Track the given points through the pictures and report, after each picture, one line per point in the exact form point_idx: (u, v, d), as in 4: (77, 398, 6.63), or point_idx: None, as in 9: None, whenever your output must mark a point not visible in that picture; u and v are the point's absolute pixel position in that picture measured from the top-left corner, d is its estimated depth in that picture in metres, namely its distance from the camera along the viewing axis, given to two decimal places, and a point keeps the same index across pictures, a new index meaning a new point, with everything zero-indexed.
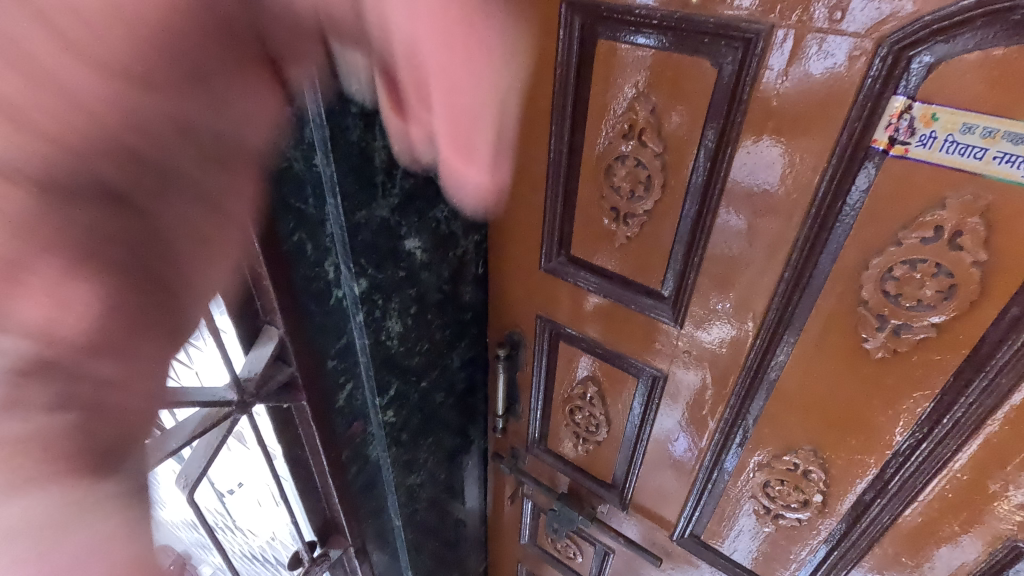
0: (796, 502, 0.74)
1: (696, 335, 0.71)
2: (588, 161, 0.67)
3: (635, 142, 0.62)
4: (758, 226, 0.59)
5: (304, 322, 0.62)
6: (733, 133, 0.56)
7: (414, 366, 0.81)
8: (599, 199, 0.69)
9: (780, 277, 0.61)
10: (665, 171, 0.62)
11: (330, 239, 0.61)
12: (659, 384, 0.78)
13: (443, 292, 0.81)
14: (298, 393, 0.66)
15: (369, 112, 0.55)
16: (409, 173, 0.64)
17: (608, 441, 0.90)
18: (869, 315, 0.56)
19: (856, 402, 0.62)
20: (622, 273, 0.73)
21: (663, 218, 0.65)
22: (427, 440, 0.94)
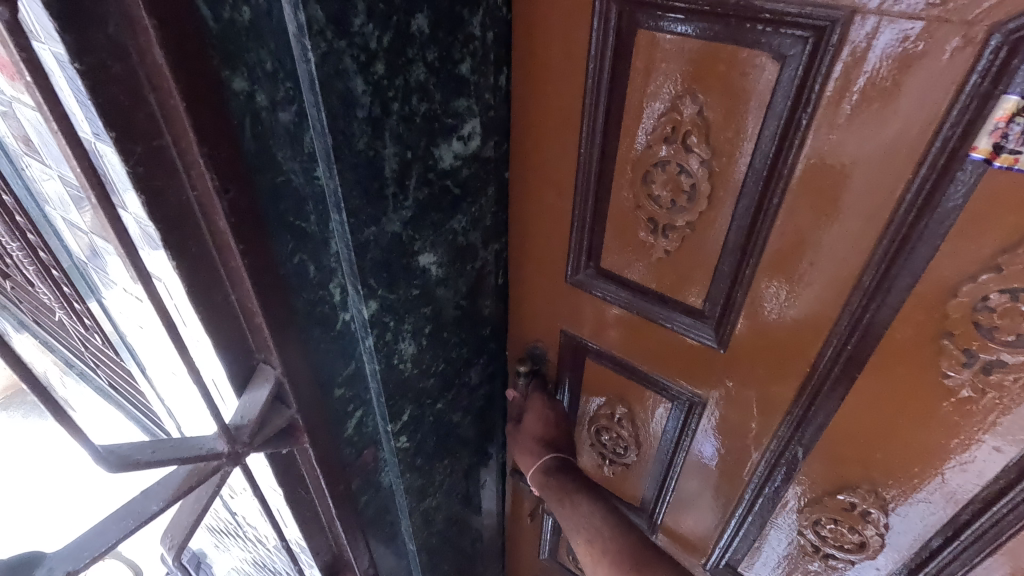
0: (849, 545, 0.66)
1: (741, 362, 0.62)
2: (621, 166, 0.59)
3: (677, 145, 0.54)
4: (823, 248, 0.50)
5: (307, 351, 0.56)
6: (797, 134, 0.47)
7: (428, 388, 0.74)
8: (634, 209, 0.61)
9: (844, 305, 0.52)
10: (712, 179, 0.53)
11: (335, 259, 0.54)
12: (698, 410, 0.70)
13: (460, 309, 0.74)
14: (300, 435, 0.60)
15: (378, 116, 0.48)
16: (423, 183, 0.57)
17: (638, 463, 0.83)
18: (952, 350, 0.47)
19: (929, 445, 0.53)
20: (658, 290, 0.64)
21: (705, 232, 0.57)
22: (443, 462, 0.88)
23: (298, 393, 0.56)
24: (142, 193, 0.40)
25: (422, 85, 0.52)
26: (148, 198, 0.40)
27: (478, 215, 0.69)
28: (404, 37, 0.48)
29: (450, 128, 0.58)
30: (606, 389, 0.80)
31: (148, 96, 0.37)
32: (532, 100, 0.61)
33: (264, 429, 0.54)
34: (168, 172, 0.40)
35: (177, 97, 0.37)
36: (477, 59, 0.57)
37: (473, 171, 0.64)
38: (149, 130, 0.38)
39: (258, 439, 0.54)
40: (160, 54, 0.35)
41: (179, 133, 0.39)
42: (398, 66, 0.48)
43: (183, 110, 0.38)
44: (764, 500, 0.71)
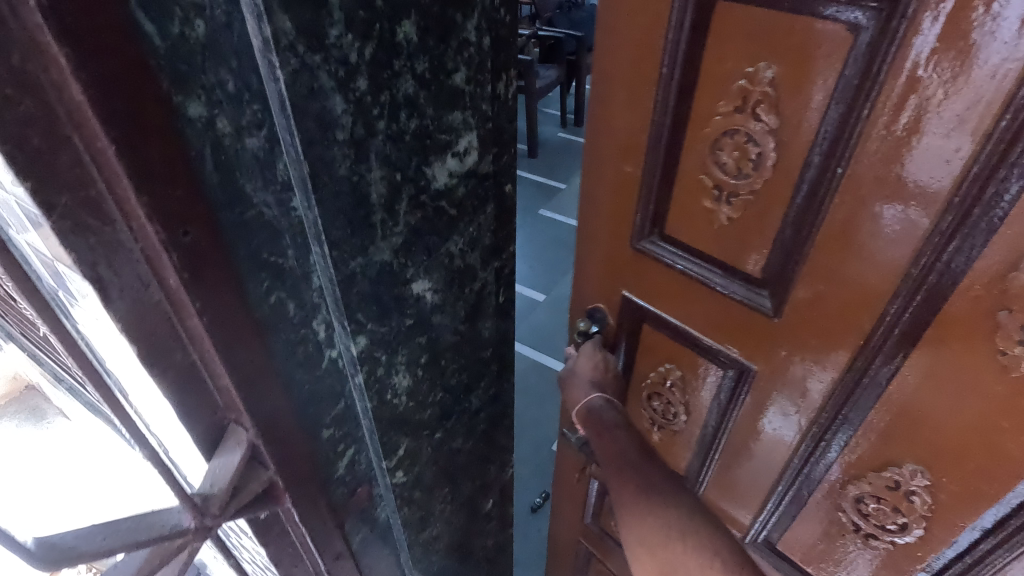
0: (892, 531, 0.48)
1: (809, 332, 0.46)
2: (692, 123, 0.46)
3: (744, 117, 0.43)
4: (847, 258, 0.41)
5: (290, 397, 0.50)
6: (856, 116, 0.37)
7: (424, 419, 0.69)
8: (700, 176, 0.48)
9: (885, 310, 0.41)
10: (775, 155, 0.42)
11: (318, 294, 0.48)
12: (748, 385, 0.53)
13: (458, 334, 0.68)
14: (283, 495, 0.54)
15: (361, 136, 0.43)
16: (415, 207, 0.52)
17: (682, 438, 0.64)
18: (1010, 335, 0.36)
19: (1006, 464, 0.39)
20: (714, 253, 0.50)
21: (776, 203, 0.44)
22: (443, 491, 0.83)
23: (272, 448, 0.50)
24: (72, 251, 0.34)
25: (412, 99, 0.46)
26: (78, 256, 0.34)
27: (477, 234, 0.63)
28: (389, 48, 0.42)
29: (443, 145, 0.52)
30: (656, 356, 0.61)
31: (72, 136, 0.31)
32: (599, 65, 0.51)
33: (241, 495, 0.49)
34: (106, 220, 0.34)
35: (104, 137, 0.31)
36: (471, 67, 0.51)
37: (470, 189, 0.59)
38: (78, 178, 0.32)
39: (230, 506, 0.49)
40: (78, 87, 0.29)
41: (114, 177, 0.33)
42: (384, 80, 0.43)
43: (114, 151, 0.32)
44: (794, 498, 0.55)
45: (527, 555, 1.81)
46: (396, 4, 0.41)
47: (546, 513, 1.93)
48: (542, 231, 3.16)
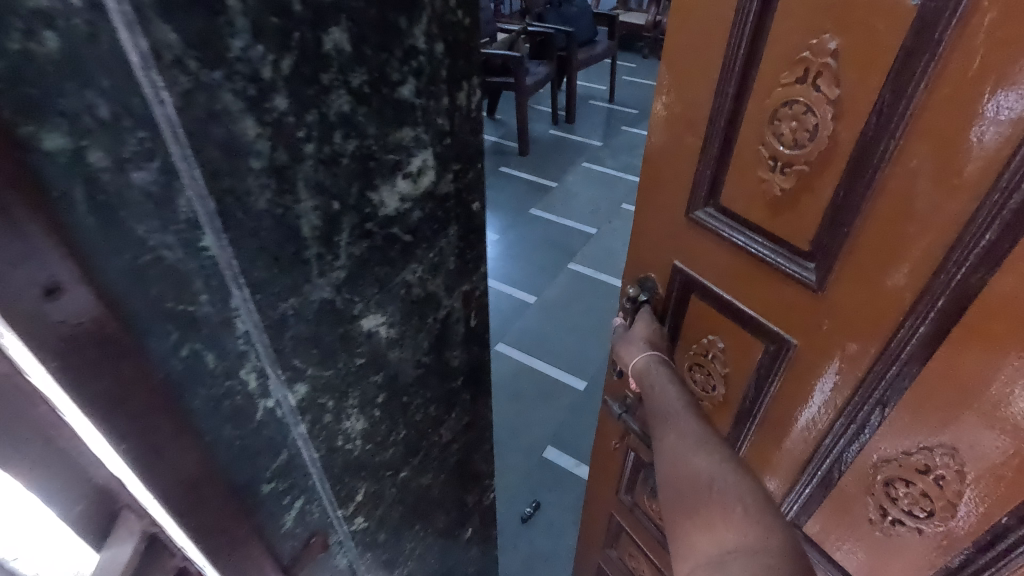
0: (918, 515, 0.62)
1: (845, 294, 0.59)
2: (754, 112, 0.62)
3: (812, 89, 0.55)
4: (942, 198, 0.49)
5: (216, 457, 0.44)
6: (914, 87, 0.48)
7: (386, 460, 0.64)
8: (760, 150, 0.62)
9: (923, 290, 0.53)
10: (835, 124, 0.54)
11: (244, 340, 0.42)
12: (785, 355, 0.68)
13: (421, 367, 0.62)
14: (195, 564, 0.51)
15: (283, 163, 0.37)
16: (359, 236, 0.46)
17: (727, 405, 0.81)
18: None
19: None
20: (770, 229, 0.64)
21: (832, 173, 0.56)
22: (413, 528, 0.77)
23: (192, 519, 0.44)
24: None
25: (348, 116, 0.40)
26: None
27: (438, 259, 0.57)
28: (315, 60, 0.36)
29: (391, 166, 0.46)
30: (701, 326, 0.79)
31: None
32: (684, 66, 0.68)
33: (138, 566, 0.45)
34: None
35: None
36: (421, 77, 0.45)
37: (426, 213, 0.52)
38: None
39: None
40: None
41: None
42: (311, 96, 0.37)
43: None
44: (840, 459, 0.68)
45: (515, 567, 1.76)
46: (322, 7, 0.35)
47: (537, 524, 1.87)
48: (533, 230, 3.10)
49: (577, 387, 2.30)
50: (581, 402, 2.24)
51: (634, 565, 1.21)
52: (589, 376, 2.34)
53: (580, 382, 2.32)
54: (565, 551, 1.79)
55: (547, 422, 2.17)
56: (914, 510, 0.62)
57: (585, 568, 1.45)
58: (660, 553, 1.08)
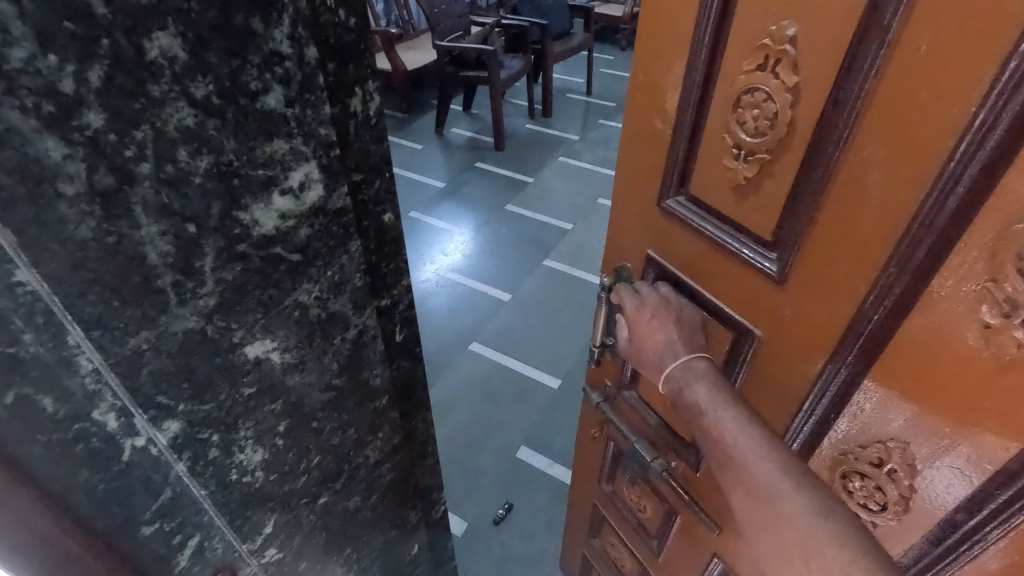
0: (872, 510, 0.55)
1: (804, 291, 0.52)
2: (717, 95, 0.54)
3: (770, 70, 0.48)
4: (900, 187, 0.43)
5: (70, 506, 0.40)
6: (869, 70, 0.41)
7: (299, 488, 0.60)
8: (723, 138, 0.54)
9: (874, 282, 0.47)
10: (795, 108, 0.47)
11: (92, 379, 0.38)
12: (745, 351, 0.61)
13: (332, 390, 0.58)
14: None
15: (111, 185, 0.33)
16: (229, 260, 0.42)
17: None
18: (997, 295, 0.40)
19: (986, 421, 0.43)
20: (735, 216, 0.57)
21: (789, 163, 0.49)
22: (343, 553, 0.74)
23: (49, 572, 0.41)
24: None
25: (196, 130, 0.36)
26: None
27: (340, 277, 0.52)
28: (137, 70, 0.32)
29: (263, 182, 0.42)
30: None
31: None
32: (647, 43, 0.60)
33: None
34: None
35: None
36: (291, 84, 0.40)
37: (318, 230, 0.48)
38: None
39: None
40: None
41: None
42: (138, 112, 0.33)
43: None
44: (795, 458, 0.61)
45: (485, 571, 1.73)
46: (136, 11, 0.31)
47: (508, 527, 1.84)
48: (509, 226, 3.06)
49: (550, 385, 2.27)
50: (555, 401, 2.21)
51: (617, 555, 1.14)
52: (563, 374, 2.31)
53: (554, 381, 2.29)
54: (536, 552, 1.77)
55: (520, 422, 2.14)
56: (867, 504, 0.55)
57: (571, 553, 1.38)
58: (640, 546, 1.01)
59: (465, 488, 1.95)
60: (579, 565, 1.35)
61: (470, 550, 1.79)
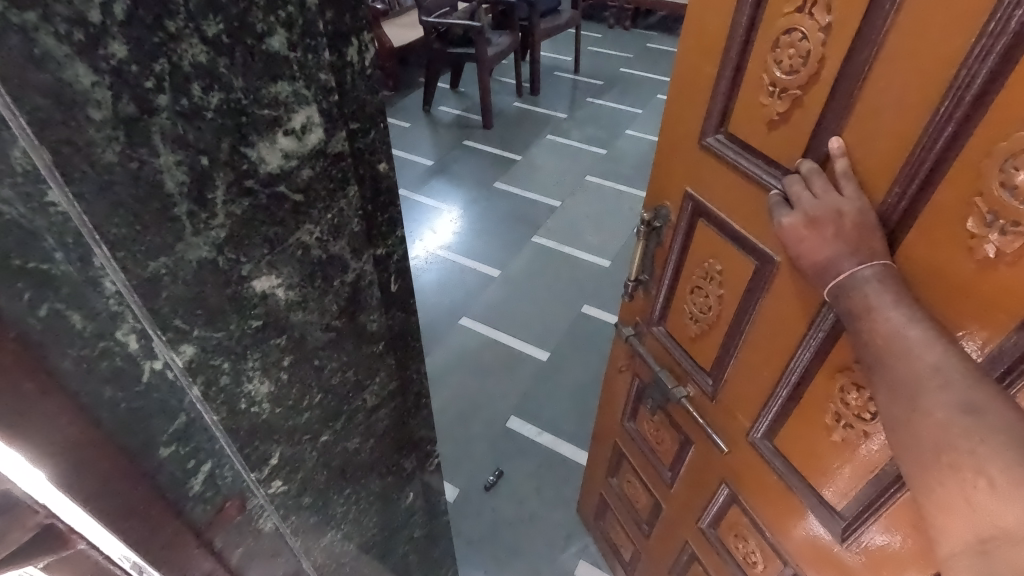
0: (866, 420, 0.71)
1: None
2: (761, 39, 0.67)
3: (807, 14, 0.60)
4: (908, 112, 0.54)
5: (96, 420, 0.44)
6: (888, 14, 0.53)
7: (303, 423, 0.64)
8: (762, 78, 0.68)
9: (887, 196, 0.58)
10: (826, 48, 0.59)
11: (116, 301, 0.41)
12: (768, 273, 0.78)
13: (332, 331, 0.61)
14: (72, 538, 0.50)
15: (130, 114, 0.36)
16: (238, 194, 0.45)
17: (718, 325, 0.92)
18: (981, 208, 0.51)
19: (970, 319, 0.54)
20: (768, 149, 0.70)
21: (817, 95, 0.61)
22: (343, 492, 0.78)
23: (80, 483, 0.45)
24: None
25: (208, 67, 0.39)
26: None
27: (339, 220, 0.55)
28: (155, 5, 0.35)
29: (268, 122, 0.44)
30: (704, 251, 0.90)
31: None
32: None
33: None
34: None
35: None
36: (294, 28, 0.42)
37: (319, 172, 0.50)
38: None
39: None
40: None
41: None
42: (159, 45, 0.36)
43: None
44: (805, 373, 0.79)
45: (477, 534, 1.80)
46: None
47: (500, 492, 1.91)
48: (498, 203, 3.08)
49: (539, 356, 2.33)
50: (544, 372, 2.27)
51: (631, 491, 1.46)
52: (551, 347, 2.36)
53: (544, 352, 2.35)
54: (526, 515, 1.84)
55: (510, 393, 2.20)
56: (861, 414, 0.72)
57: (592, 490, 1.68)
58: (652, 471, 1.31)
59: (457, 456, 2.01)
60: (597, 504, 1.67)
61: (461, 514, 1.85)
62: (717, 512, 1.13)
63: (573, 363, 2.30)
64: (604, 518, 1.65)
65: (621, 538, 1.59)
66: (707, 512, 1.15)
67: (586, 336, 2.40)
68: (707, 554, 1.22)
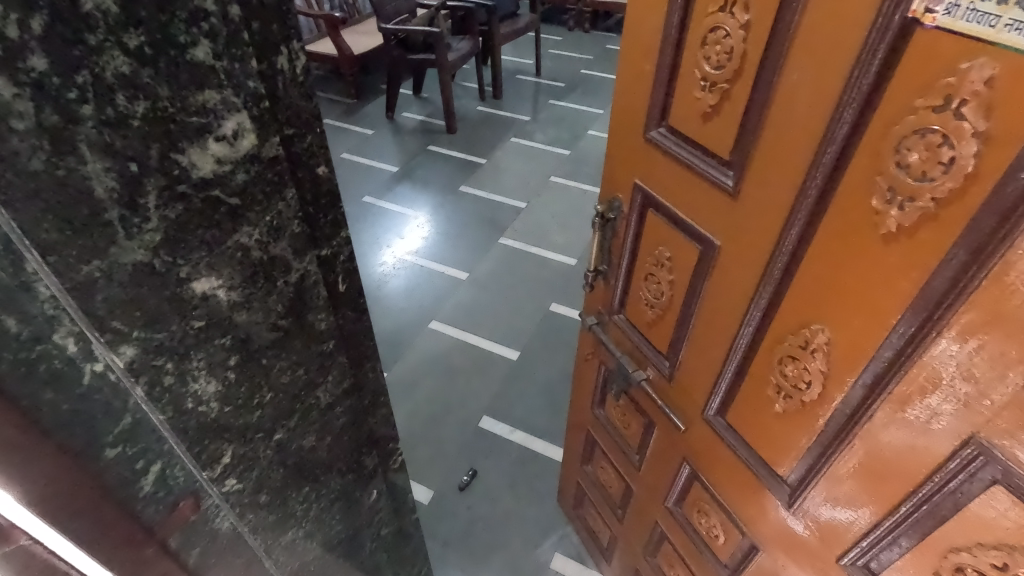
0: (801, 390, 0.77)
1: (751, 204, 0.74)
2: (693, 37, 0.75)
3: (728, 13, 0.68)
4: (817, 101, 0.61)
5: (36, 420, 0.46)
6: (794, 12, 0.60)
7: (255, 421, 0.66)
8: (695, 72, 0.76)
9: (808, 176, 0.65)
10: (747, 44, 0.67)
11: (51, 305, 0.43)
12: (709, 255, 0.85)
13: (279, 330, 0.63)
14: (14, 534, 0.50)
15: (53, 124, 0.38)
16: (171, 199, 0.47)
17: (671, 308, 0.99)
18: (882, 185, 0.58)
19: (886, 281, 0.61)
20: (704, 137, 0.78)
21: (742, 87, 0.69)
22: (302, 489, 0.80)
23: (27, 483, 0.47)
24: None
25: (132, 78, 0.41)
26: None
27: (278, 223, 0.56)
28: (73, 20, 0.37)
29: (197, 129, 0.46)
30: (654, 240, 0.97)
31: None
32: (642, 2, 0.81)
33: None
34: None
35: None
36: (218, 39, 0.44)
37: (253, 176, 0.52)
38: None
39: None
40: None
41: None
42: (78, 58, 0.38)
43: None
44: (746, 350, 0.85)
45: (452, 533, 1.82)
46: None
47: (474, 491, 1.93)
48: (464, 207, 3.10)
49: (509, 355, 2.36)
50: (514, 371, 2.30)
51: (605, 477, 1.51)
52: (521, 346, 2.40)
53: (514, 351, 2.38)
54: (501, 513, 1.87)
55: (482, 393, 2.22)
56: (796, 385, 0.78)
57: (568, 481, 1.74)
58: (621, 457, 1.37)
59: (430, 458, 2.02)
60: (574, 495, 1.72)
61: (436, 516, 1.87)
62: (681, 490, 1.18)
63: (542, 361, 2.34)
64: (582, 505, 1.70)
65: (597, 524, 1.64)
66: (672, 491, 1.21)
67: (555, 334, 2.44)
68: (675, 533, 1.27)
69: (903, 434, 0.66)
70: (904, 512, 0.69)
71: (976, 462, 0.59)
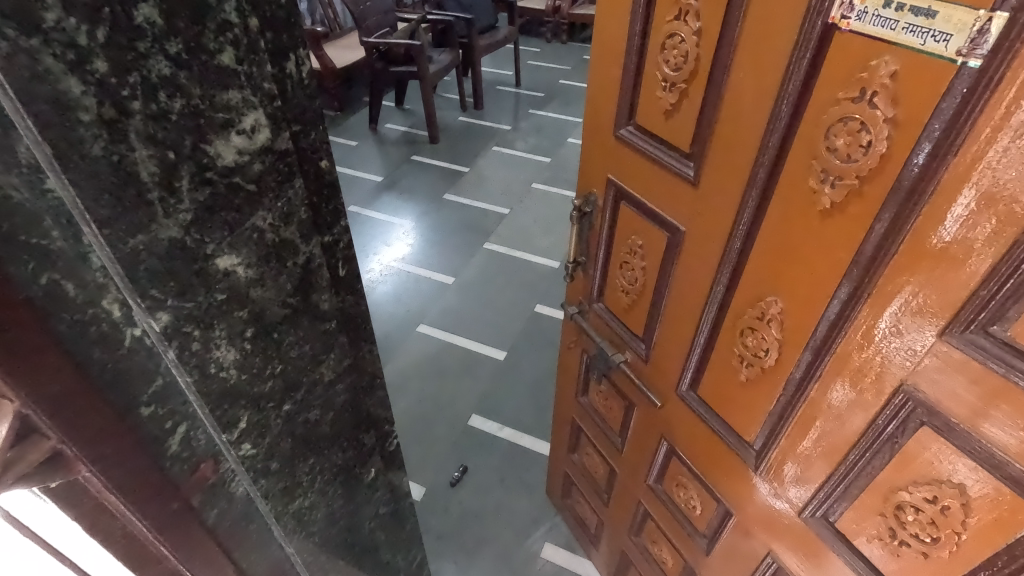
0: (759, 357, 0.86)
1: (709, 190, 0.84)
2: (653, 43, 0.84)
3: (682, 21, 0.78)
4: (759, 96, 0.71)
5: (87, 374, 0.53)
6: (737, 19, 0.70)
7: (267, 391, 0.72)
8: (657, 74, 0.85)
9: (756, 163, 0.74)
10: (699, 48, 0.77)
11: (101, 273, 0.51)
12: (676, 240, 0.94)
13: (289, 307, 0.70)
14: (77, 465, 0.56)
15: (110, 117, 0.46)
16: (200, 184, 0.54)
17: (644, 292, 1.08)
18: (817, 168, 0.67)
19: (825, 251, 0.70)
20: (667, 133, 0.87)
21: (697, 85, 0.79)
22: (308, 461, 0.86)
23: (79, 431, 0.54)
24: None
25: (171, 79, 0.48)
26: None
27: (288, 209, 0.64)
28: (128, 31, 0.44)
29: (222, 124, 0.54)
30: (627, 230, 1.06)
31: None
32: (609, 13, 0.91)
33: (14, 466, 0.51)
34: None
35: None
36: (240, 47, 0.52)
37: (267, 166, 0.60)
38: None
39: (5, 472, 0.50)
40: None
41: None
42: (130, 62, 0.45)
43: None
44: (711, 325, 0.94)
45: (445, 526, 1.88)
46: None
47: (466, 485, 1.99)
48: (449, 215, 3.19)
49: (496, 355, 2.44)
50: (501, 370, 2.38)
51: (590, 462, 1.59)
52: (507, 346, 2.48)
53: (500, 351, 2.46)
54: (492, 505, 1.94)
55: (471, 392, 2.29)
56: (755, 353, 0.86)
57: (555, 470, 1.81)
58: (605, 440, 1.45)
59: (422, 455, 2.09)
60: (562, 483, 1.79)
61: (429, 509, 1.93)
62: (661, 466, 1.26)
63: (528, 360, 2.41)
64: (570, 494, 1.77)
65: (585, 510, 1.71)
66: (653, 468, 1.29)
67: (539, 334, 2.52)
68: (657, 509, 1.34)
69: (844, 388, 0.74)
70: (851, 459, 0.76)
71: (907, 412, 0.67)
